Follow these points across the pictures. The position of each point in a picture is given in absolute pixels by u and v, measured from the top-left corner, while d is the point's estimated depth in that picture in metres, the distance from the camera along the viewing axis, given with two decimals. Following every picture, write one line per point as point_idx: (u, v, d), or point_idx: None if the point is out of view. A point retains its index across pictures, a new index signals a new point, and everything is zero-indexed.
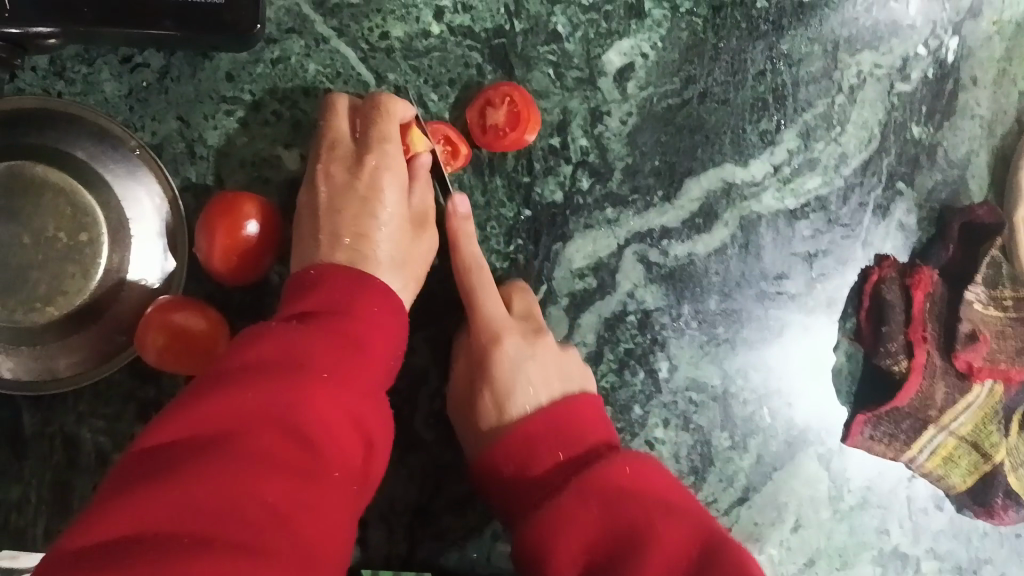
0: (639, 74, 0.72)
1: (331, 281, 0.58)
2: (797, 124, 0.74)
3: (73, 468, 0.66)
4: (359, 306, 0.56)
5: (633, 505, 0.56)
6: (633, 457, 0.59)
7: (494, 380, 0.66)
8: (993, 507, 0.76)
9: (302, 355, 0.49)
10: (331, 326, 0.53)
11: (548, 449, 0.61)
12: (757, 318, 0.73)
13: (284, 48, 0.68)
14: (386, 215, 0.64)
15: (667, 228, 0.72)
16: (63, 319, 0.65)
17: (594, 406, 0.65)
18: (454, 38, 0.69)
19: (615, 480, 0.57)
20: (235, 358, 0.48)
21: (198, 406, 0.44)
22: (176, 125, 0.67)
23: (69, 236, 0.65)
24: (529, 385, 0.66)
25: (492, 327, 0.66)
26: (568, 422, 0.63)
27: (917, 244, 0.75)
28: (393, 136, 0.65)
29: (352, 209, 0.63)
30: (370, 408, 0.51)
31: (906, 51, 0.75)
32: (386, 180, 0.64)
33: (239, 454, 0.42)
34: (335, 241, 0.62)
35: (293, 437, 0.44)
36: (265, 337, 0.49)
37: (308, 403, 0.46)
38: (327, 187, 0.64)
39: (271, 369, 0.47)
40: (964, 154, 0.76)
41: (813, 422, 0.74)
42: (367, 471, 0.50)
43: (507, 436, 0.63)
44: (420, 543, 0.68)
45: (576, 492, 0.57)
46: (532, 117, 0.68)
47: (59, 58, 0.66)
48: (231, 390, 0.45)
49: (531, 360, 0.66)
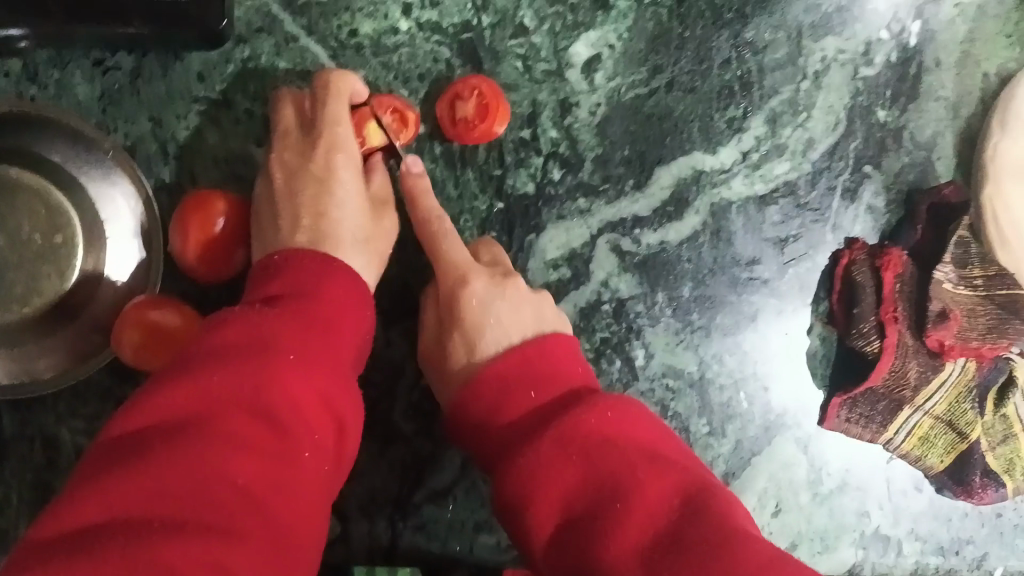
0: (606, 64, 0.73)
1: (298, 265, 0.57)
2: (764, 110, 0.75)
3: (52, 469, 0.66)
4: (326, 288, 0.55)
5: (611, 451, 0.52)
6: (611, 402, 0.56)
7: (463, 322, 0.64)
8: (971, 487, 0.75)
9: (272, 337, 0.48)
10: (299, 309, 0.52)
11: (520, 391, 0.59)
12: (732, 304, 0.74)
13: (254, 47, 0.68)
14: (344, 196, 0.63)
15: (639, 216, 0.73)
16: (40, 319, 0.66)
17: (565, 346, 0.62)
18: (422, 34, 0.70)
19: (597, 432, 0.53)
20: (206, 342, 0.47)
21: (167, 389, 0.43)
22: (148, 125, 0.68)
23: (44, 238, 0.66)
24: (497, 323, 0.64)
25: (456, 271, 0.66)
26: (540, 360, 0.61)
27: (887, 225, 0.77)
28: (343, 117, 0.64)
29: (309, 189, 0.63)
30: (341, 386, 0.50)
31: (869, 36, 0.76)
32: (341, 161, 0.64)
33: (212, 436, 0.41)
34: (295, 222, 0.61)
35: (264, 417, 0.44)
36: (234, 320, 0.49)
37: (279, 382, 0.45)
38: (282, 173, 0.63)
39: (240, 351, 0.46)
40: (930, 136, 0.77)
41: (790, 407, 0.75)
42: (340, 450, 0.50)
43: (479, 379, 0.60)
44: (402, 534, 0.69)
45: (554, 444, 0.53)
46: (501, 108, 0.68)
47: (32, 62, 0.67)
48: (200, 371, 0.44)
49: (499, 300, 0.65)
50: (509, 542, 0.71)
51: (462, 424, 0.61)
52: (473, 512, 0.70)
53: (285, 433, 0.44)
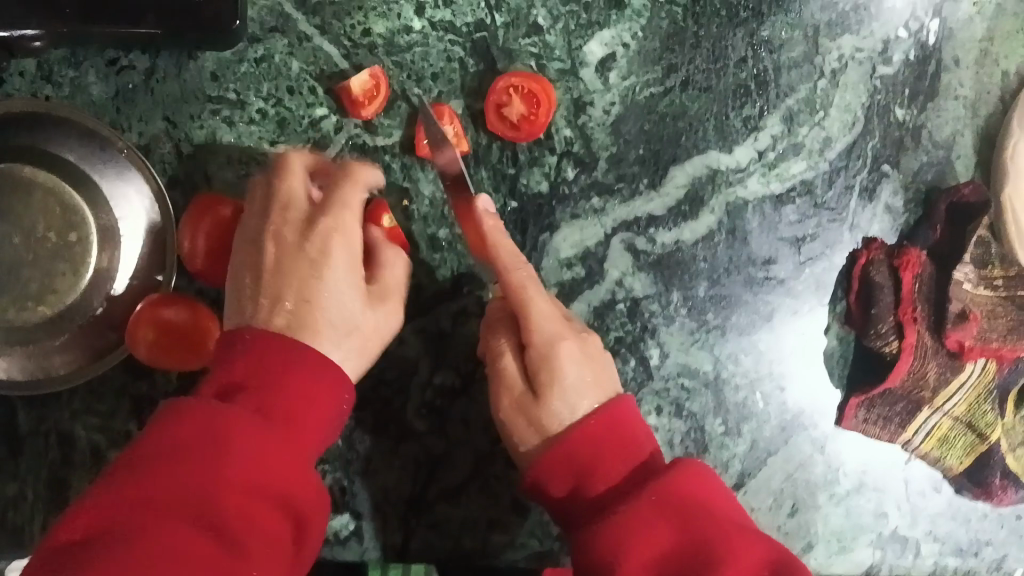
0: (620, 63, 0.72)
1: (264, 349, 0.52)
2: (780, 109, 0.74)
3: (67, 466, 0.66)
4: (301, 365, 0.52)
5: (702, 519, 0.51)
6: (695, 468, 0.54)
7: (562, 384, 0.59)
8: (991, 488, 0.74)
9: (223, 436, 0.45)
10: (262, 392, 0.50)
11: (611, 455, 0.56)
12: (747, 303, 0.73)
13: (268, 47, 0.69)
14: (337, 279, 0.57)
15: (654, 215, 0.73)
16: (55, 316, 0.66)
17: (630, 407, 0.59)
18: (435, 33, 0.70)
19: (690, 496, 0.52)
20: (148, 445, 0.45)
21: (110, 495, 0.42)
22: (163, 125, 0.68)
23: (59, 235, 0.67)
24: (585, 386, 0.60)
25: (547, 330, 0.61)
26: (622, 422, 0.58)
27: (905, 225, 0.76)
28: (351, 203, 0.59)
29: (300, 269, 0.56)
30: (302, 479, 0.48)
31: (886, 34, 0.75)
32: (337, 245, 0.57)
33: (146, 561, 0.39)
34: (276, 303, 0.56)
35: (206, 533, 0.42)
36: (188, 412, 0.46)
37: (223, 494, 0.43)
38: (275, 246, 0.57)
39: (183, 458, 0.44)
40: (949, 135, 0.76)
41: (805, 406, 0.74)
42: (300, 546, 0.48)
43: (564, 439, 0.57)
44: (416, 534, 0.69)
45: (652, 507, 0.51)
46: (543, 87, 0.69)
47: (47, 62, 0.67)
48: (141, 484, 0.42)
49: (588, 362, 0.61)
50: (523, 541, 0.71)
51: (546, 487, 0.57)
52: (485, 513, 0.70)
53: (230, 550, 0.42)
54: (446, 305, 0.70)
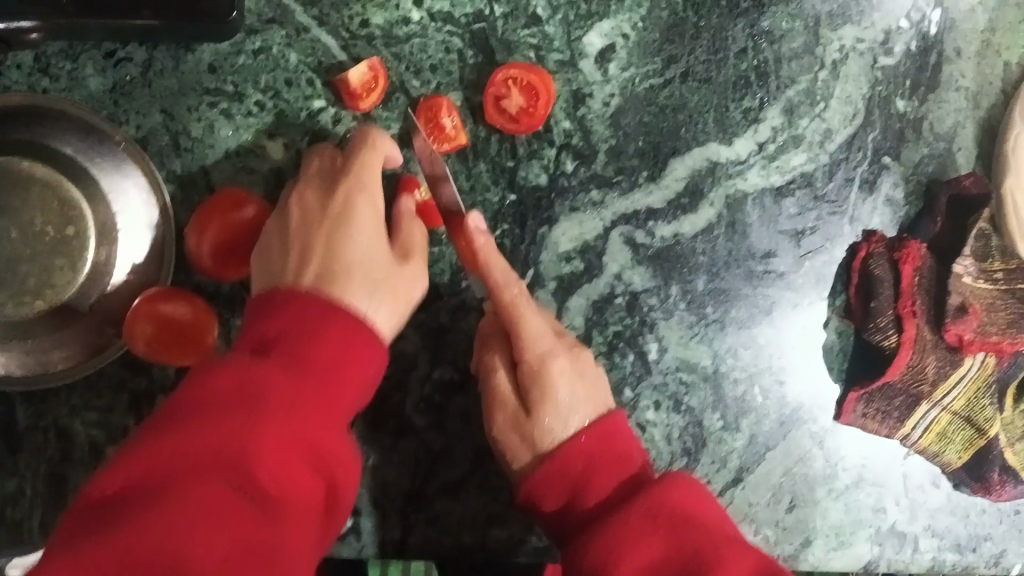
0: (620, 54, 0.72)
1: (302, 302, 0.55)
2: (781, 101, 0.74)
3: (66, 462, 0.66)
4: (328, 333, 0.53)
5: (693, 530, 0.52)
6: (687, 482, 0.56)
7: (554, 402, 0.62)
8: (990, 482, 0.74)
9: (260, 390, 0.46)
10: (294, 356, 0.50)
11: (601, 470, 0.59)
12: (746, 297, 0.73)
13: (265, 38, 0.68)
14: (360, 232, 0.61)
15: (653, 208, 0.72)
16: (53, 312, 0.66)
17: (623, 423, 0.62)
18: (434, 24, 0.70)
19: (679, 505, 0.54)
20: (186, 395, 0.44)
21: (154, 438, 0.41)
22: (160, 118, 0.68)
23: (57, 230, 0.66)
24: (577, 402, 0.63)
25: (539, 347, 0.63)
26: (614, 439, 0.60)
27: (905, 218, 0.75)
28: (371, 163, 0.63)
29: (324, 226, 0.61)
30: (333, 440, 0.48)
31: (888, 25, 0.75)
32: (359, 201, 0.62)
33: (199, 496, 0.39)
34: (305, 258, 0.59)
35: (253, 473, 0.41)
36: (224, 368, 0.47)
37: (267, 436, 0.43)
38: (299, 211, 0.62)
39: (223, 404, 0.44)
40: (950, 127, 0.76)
41: (805, 399, 0.74)
42: (332, 508, 0.48)
43: (556, 455, 0.60)
44: (415, 529, 0.69)
45: (642, 519, 0.53)
46: (544, 78, 0.69)
47: (43, 55, 0.66)
48: (185, 426, 0.42)
49: (580, 377, 0.63)
50: (520, 537, 0.70)
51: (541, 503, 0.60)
52: (486, 506, 0.70)
53: (274, 493, 0.42)
54: (445, 299, 0.70)
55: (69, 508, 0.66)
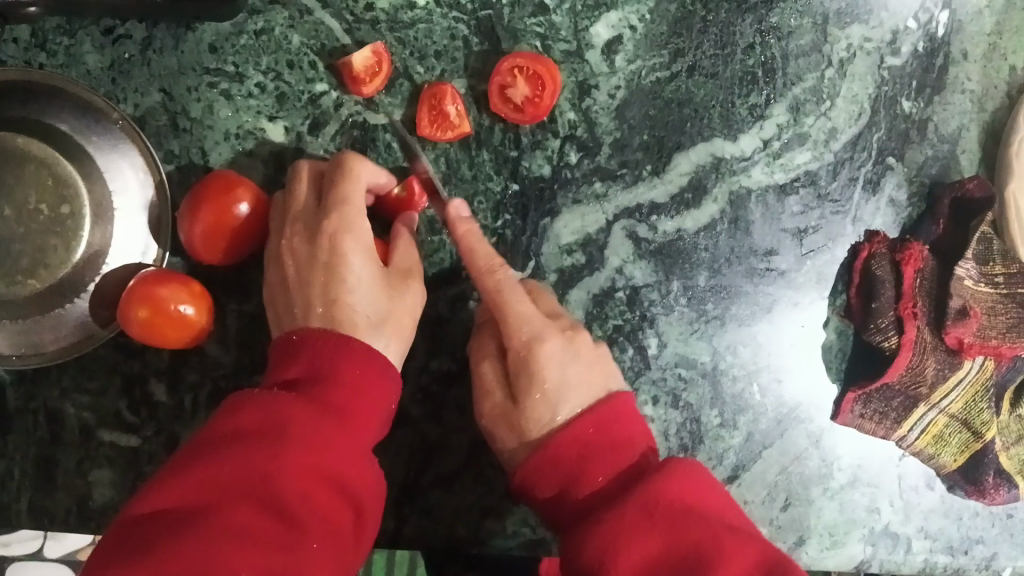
0: (627, 46, 0.71)
1: (315, 341, 0.56)
2: (787, 98, 0.73)
3: (56, 444, 0.66)
4: (348, 366, 0.55)
5: (695, 522, 0.50)
6: (687, 468, 0.54)
7: (543, 385, 0.60)
8: (984, 487, 0.73)
9: (286, 421, 0.47)
10: (317, 392, 0.52)
11: (597, 456, 0.56)
12: (747, 294, 0.73)
13: (268, 19, 0.67)
14: (355, 279, 0.60)
15: (656, 203, 0.72)
16: (47, 291, 0.64)
17: (623, 407, 0.59)
18: (440, 10, 0.69)
19: (678, 500, 0.51)
20: (218, 430, 0.47)
21: (179, 477, 0.43)
22: (158, 97, 0.67)
23: (52, 209, 0.64)
24: (574, 384, 0.61)
25: (530, 330, 0.62)
26: (612, 425, 0.58)
27: (907, 219, 0.75)
28: (353, 198, 0.61)
29: (318, 277, 0.60)
30: (359, 470, 0.49)
31: (896, 25, 0.74)
32: (347, 244, 0.60)
33: (224, 528, 0.40)
34: (307, 310, 0.59)
35: (272, 504, 0.43)
36: (246, 404, 0.48)
37: (290, 469, 0.45)
38: (292, 261, 0.61)
39: (249, 439, 0.46)
40: (954, 129, 0.75)
41: (803, 399, 0.74)
42: (361, 535, 0.49)
43: (550, 443, 0.57)
44: (408, 520, 0.68)
45: (640, 511, 0.50)
46: (548, 63, 0.67)
47: (41, 30, 0.66)
48: (211, 464, 0.44)
49: (574, 361, 0.62)
50: (516, 529, 0.69)
51: (534, 489, 0.57)
52: (480, 499, 0.69)
53: (295, 521, 0.43)
54: (443, 290, 0.69)
55: (57, 489, 0.66)
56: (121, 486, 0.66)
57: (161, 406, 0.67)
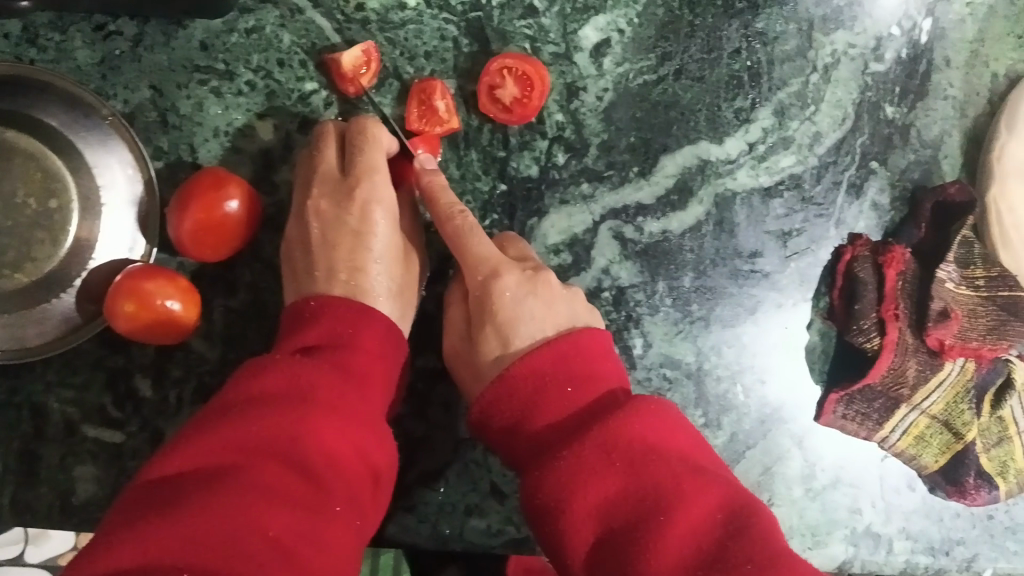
0: (615, 49, 0.72)
1: (333, 311, 0.58)
2: (772, 102, 0.74)
3: (40, 439, 0.66)
4: (363, 341, 0.56)
5: (654, 463, 0.51)
6: (648, 404, 0.54)
7: (495, 318, 0.62)
8: (965, 487, 0.74)
9: (311, 386, 0.48)
10: (338, 362, 0.53)
11: (555, 388, 0.56)
12: (731, 295, 0.74)
13: (259, 17, 0.67)
14: (380, 247, 0.64)
15: (643, 204, 0.73)
16: (33, 285, 0.65)
17: (583, 339, 0.60)
18: (430, 11, 0.69)
19: (638, 440, 0.52)
20: (245, 388, 0.48)
21: (207, 434, 0.44)
22: (148, 93, 0.67)
23: (39, 202, 0.65)
24: (531, 320, 0.62)
25: (487, 266, 0.63)
26: (574, 358, 0.58)
27: (890, 223, 0.76)
28: (380, 166, 0.64)
29: (345, 244, 0.63)
30: (377, 438, 0.50)
31: (879, 32, 0.75)
32: (377, 213, 0.64)
33: (249, 487, 0.41)
34: (331, 275, 0.62)
35: (297, 465, 0.44)
36: (271, 367, 0.49)
37: (315, 430, 0.46)
38: (318, 223, 0.63)
39: (277, 399, 0.47)
40: (936, 135, 0.76)
41: (786, 401, 0.75)
42: (375, 502, 0.50)
43: (510, 374, 0.58)
44: (392, 518, 0.69)
45: (597, 452, 0.51)
46: (538, 69, 0.68)
47: (32, 25, 0.66)
48: (237, 422, 0.45)
49: (531, 296, 0.63)
50: (499, 527, 0.70)
51: (492, 420, 0.58)
52: (465, 497, 0.69)
53: (317, 482, 0.44)
54: (431, 288, 0.70)
55: (40, 484, 0.66)
56: (105, 481, 0.67)
57: (146, 401, 0.67)
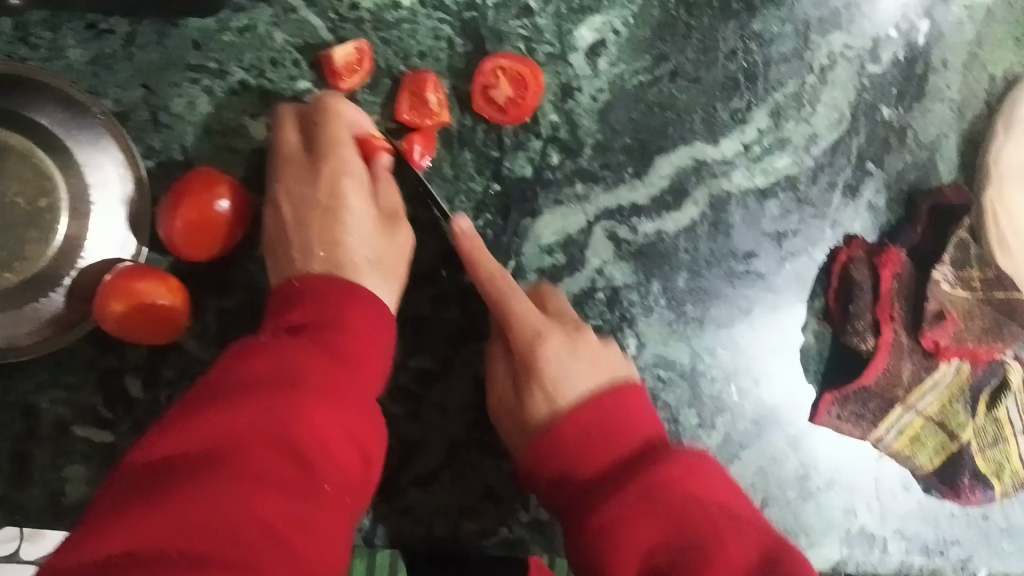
0: (610, 50, 0.72)
1: (318, 291, 0.56)
2: (768, 103, 0.74)
3: (32, 438, 0.66)
4: (352, 315, 0.55)
5: (693, 512, 0.51)
6: (691, 456, 0.54)
7: (540, 375, 0.62)
8: (960, 487, 0.75)
9: (295, 369, 0.47)
10: (323, 339, 0.52)
11: (600, 438, 0.57)
12: (727, 297, 0.74)
13: (253, 17, 0.67)
14: (355, 220, 0.62)
15: (638, 205, 0.72)
16: (24, 284, 0.65)
17: (627, 393, 0.60)
18: (424, 11, 0.69)
19: (679, 490, 0.52)
20: (229, 373, 0.47)
21: (190, 423, 0.43)
22: (141, 93, 0.67)
23: (30, 202, 0.65)
24: (575, 376, 0.62)
25: (528, 326, 0.64)
26: (617, 410, 0.58)
27: (887, 224, 0.76)
28: (344, 138, 0.63)
29: (319, 219, 0.61)
30: (364, 419, 0.49)
31: (878, 33, 0.75)
32: (347, 186, 0.62)
33: (236, 472, 0.41)
34: (307, 254, 0.60)
35: (280, 452, 0.43)
36: (256, 351, 0.48)
37: (300, 415, 0.45)
38: (290, 204, 0.62)
39: (260, 385, 0.46)
40: (934, 137, 0.76)
41: (781, 402, 0.75)
42: (364, 481, 0.49)
43: (557, 425, 0.58)
44: (384, 519, 0.68)
45: (639, 502, 0.51)
46: (534, 70, 0.68)
47: (24, 23, 0.66)
48: (223, 406, 0.44)
49: (572, 357, 0.63)
50: (491, 530, 0.70)
51: (538, 468, 0.58)
52: (459, 498, 0.69)
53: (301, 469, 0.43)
54: (423, 289, 0.69)
55: (31, 484, 0.66)
56: (96, 481, 0.67)
57: (137, 402, 0.67)
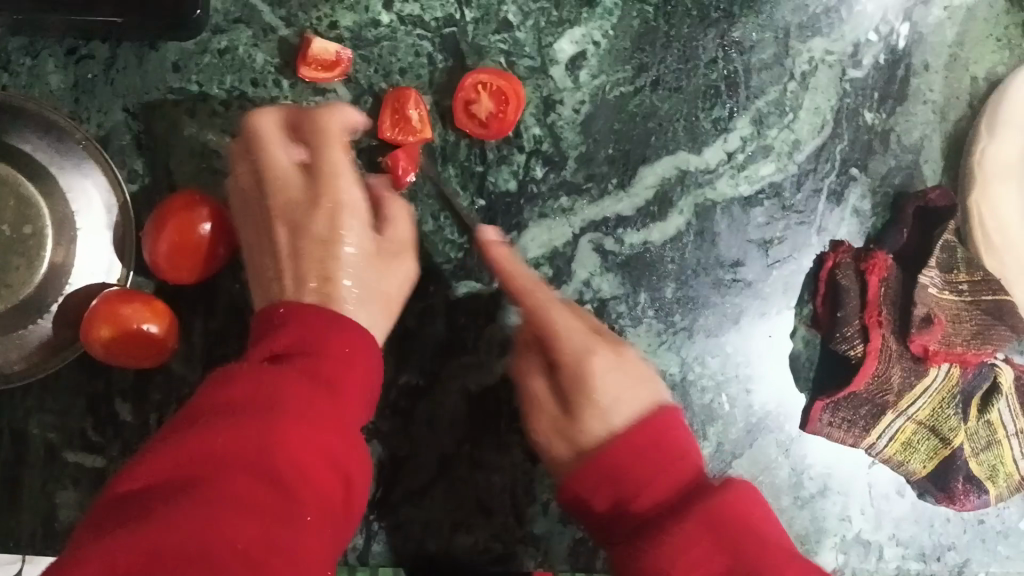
0: (591, 62, 0.72)
1: (302, 313, 0.55)
2: (750, 110, 0.74)
3: (21, 464, 0.66)
4: (336, 338, 0.54)
5: (753, 547, 0.48)
6: (745, 488, 0.52)
7: (587, 399, 0.59)
8: (954, 493, 0.74)
9: (272, 394, 0.47)
10: (304, 363, 0.51)
11: (650, 468, 0.54)
12: (715, 305, 0.74)
13: (232, 38, 0.67)
14: (351, 255, 0.59)
15: (622, 216, 0.72)
16: (11, 311, 0.65)
17: (671, 420, 0.57)
18: (404, 27, 0.69)
19: (735, 521, 0.50)
20: (207, 402, 0.46)
21: (165, 450, 0.43)
22: (122, 116, 0.67)
23: (14, 229, 0.66)
24: (619, 402, 0.59)
25: (577, 345, 0.61)
26: (663, 440, 0.56)
27: (873, 229, 0.75)
28: (343, 168, 0.61)
29: (314, 251, 0.59)
30: (346, 440, 0.49)
31: (857, 38, 0.75)
32: (347, 218, 0.60)
33: (202, 500, 0.40)
34: (298, 286, 0.58)
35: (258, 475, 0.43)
36: (233, 379, 0.48)
37: (277, 438, 0.44)
38: (286, 234, 0.60)
39: (236, 410, 0.45)
40: (917, 139, 0.76)
41: (771, 408, 0.75)
42: (348, 504, 0.48)
43: (604, 453, 0.56)
44: (376, 536, 0.68)
45: (697, 534, 0.49)
46: (513, 83, 0.68)
47: (5, 50, 0.66)
48: (199, 433, 0.44)
49: (621, 374, 0.60)
50: (485, 544, 0.69)
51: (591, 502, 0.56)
52: (450, 514, 0.69)
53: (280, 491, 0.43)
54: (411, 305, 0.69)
55: (21, 511, 0.66)
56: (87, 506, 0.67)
57: (127, 426, 0.66)
